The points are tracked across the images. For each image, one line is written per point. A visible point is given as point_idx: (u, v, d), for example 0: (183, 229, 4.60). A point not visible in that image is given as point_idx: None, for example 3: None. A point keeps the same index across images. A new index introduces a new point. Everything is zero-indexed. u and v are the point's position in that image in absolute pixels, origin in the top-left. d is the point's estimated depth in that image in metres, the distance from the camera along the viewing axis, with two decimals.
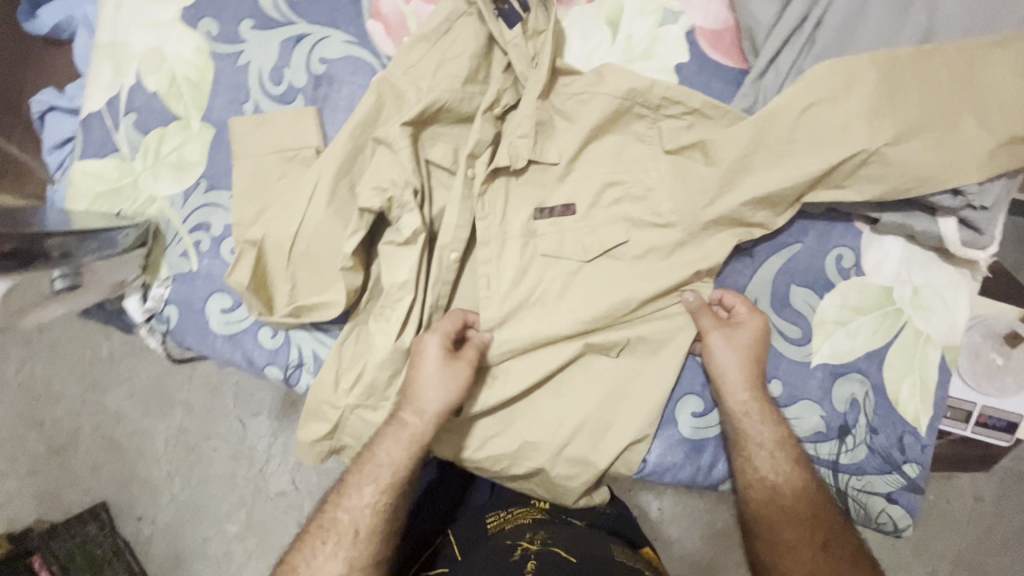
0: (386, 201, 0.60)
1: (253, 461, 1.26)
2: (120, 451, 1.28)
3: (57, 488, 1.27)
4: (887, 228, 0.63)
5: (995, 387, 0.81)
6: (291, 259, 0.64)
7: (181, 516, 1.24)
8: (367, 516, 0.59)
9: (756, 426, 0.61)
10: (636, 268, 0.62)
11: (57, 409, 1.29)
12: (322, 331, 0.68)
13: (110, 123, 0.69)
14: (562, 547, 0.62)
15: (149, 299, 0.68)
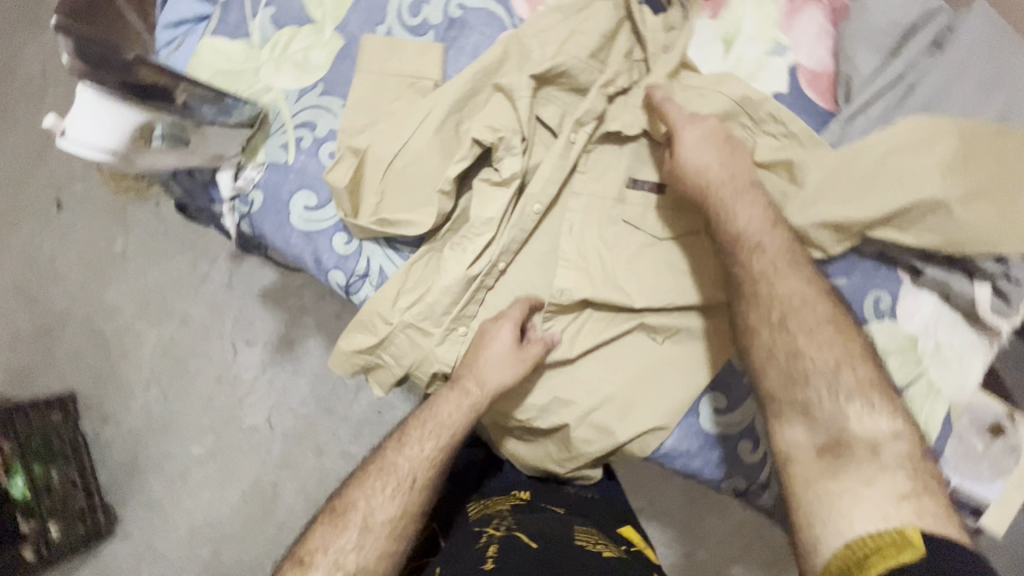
0: (496, 139, 0.65)
1: (235, 387, 1.52)
2: (107, 345, 1.56)
3: (33, 365, 1.56)
4: (929, 282, 0.69)
5: (971, 472, 0.72)
6: (386, 173, 0.68)
7: (151, 421, 1.52)
8: (421, 470, 0.66)
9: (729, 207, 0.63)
10: (700, 256, 0.69)
11: (102, 304, 1.59)
12: (393, 250, 0.72)
13: (249, 10, 0.74)
14: (523, 531, 0.62)
15: (240, 179, 0.72)
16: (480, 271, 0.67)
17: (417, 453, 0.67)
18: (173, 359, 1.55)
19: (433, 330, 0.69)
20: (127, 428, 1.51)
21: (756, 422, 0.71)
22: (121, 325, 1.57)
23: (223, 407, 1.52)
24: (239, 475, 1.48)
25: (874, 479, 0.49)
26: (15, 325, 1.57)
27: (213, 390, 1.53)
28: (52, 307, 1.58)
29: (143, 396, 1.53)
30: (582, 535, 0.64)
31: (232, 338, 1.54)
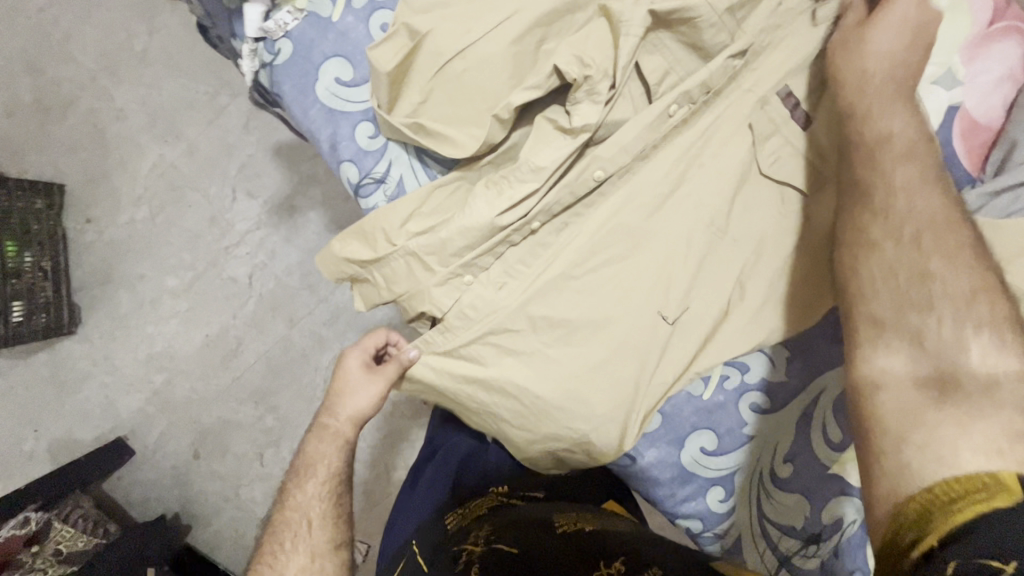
0: (581, 76, 0.53)
1: (225, 233, 1.46)
2: (106, 147, 1.47)
3: (27, 141, 1.47)
4: None
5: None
6: (439, 73, 0.56)
7: (133, 240, 1.46)
8: (319, 515, 0.66)
9: (894, 113, 0.52)
10: (770, 231, 0.61)
11: (109, 102, 1.47)
12: (421, 164, 0.62)
13: None
14: (504, 541, 0.59)
15: (271, 21, 0.59)
16: (509, 223, 0.57)
17: (315, 505, 0.67)
18: (169, 185, 1.47)
19: (437, 268, 0.61)
20: (107, 238, 1.46)
21: (737, 474, 0.65)
22: (124, 131, 1.47)
23: (208, 249, 1.46)
24: (207, 321, 1.44)
25: (970, 426, 0.40)
26: (14, 94, 1.47)
27: (202, 229, 1.46)
28: (56, 88, 1.47)
29: (131, 212, 1.46)
30: (565, 520, 0.62)
31: (234, 183, 1.46)
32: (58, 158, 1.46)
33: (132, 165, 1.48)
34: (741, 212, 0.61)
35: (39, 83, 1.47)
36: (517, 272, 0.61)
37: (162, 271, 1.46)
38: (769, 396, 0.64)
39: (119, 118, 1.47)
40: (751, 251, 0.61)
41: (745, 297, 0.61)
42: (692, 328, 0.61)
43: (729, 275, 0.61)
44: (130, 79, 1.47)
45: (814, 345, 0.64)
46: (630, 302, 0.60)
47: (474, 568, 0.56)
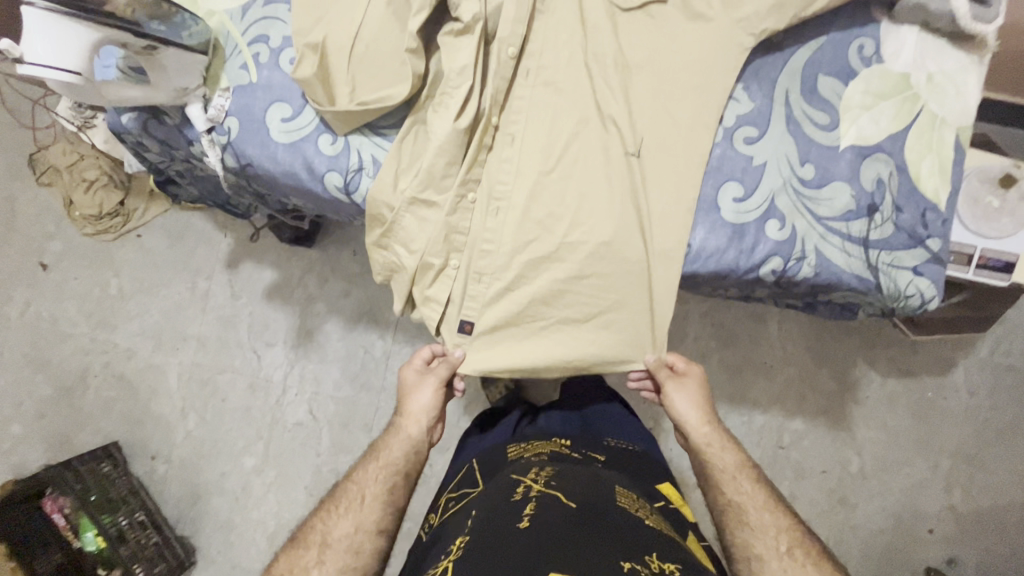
0: None
1: (269, 392, 1.53)
2: (134, 389, 1.56)
3: (69, 429, 1.56)
4: (905, 12, 0.69)
5: (998, 229, 1.02)
6: (352, 58, 0.68)
7: (199, 449, 1.52)
8: (373, 499, 0.73)
9: (717, 454, 0.77)
10: (659, 15, 0.70)
11: (114, 352, 1.58)
12: (380, 136, 0.71)
13: None
14: (565, 490, 0.73)
15: (211, 109, 0.70)
16: (467, 124, 0.66)
17: (371, 484, 0.74)
18: (201, 381, 1.55)
19: (441, 201, 0.69)
20: (177, 462, 1.52)
21: (776, 200, 0.71)
22: (140, 365, 1.57)
23: (263, 413, 1.53)
24: (299, 474, 1.50)
25: (766, 529, 0.68)
26: (37, 394, 1.57)
27: (249, 399, 1.54)
28: (68, 366, 1.58)
29: (183, 424, 1.53)
30: (625, 498, 0.74)
31: (252, 345, 1.55)
32: (100, 425, 1.55)
33: (162, 388, 1.56)
34: (642, 22, 0.70)
35: (53, 372, 1.58)
36: (504, 166, 0.70)
37: (236, 460, 1.52)
38: (754, 125, 0.71)
39: (131, 357, 1.58)
40: (662, 35, 0.69)
41: (694, 81, 0.69)
42: (670, 128, 0.69)
43: (670, 71, 0.69)
44: (116, 318, 1.59)
45: (757, 66, 0.71)
46: (605, 134, 0.69)
47: (532, 502, 0.71)
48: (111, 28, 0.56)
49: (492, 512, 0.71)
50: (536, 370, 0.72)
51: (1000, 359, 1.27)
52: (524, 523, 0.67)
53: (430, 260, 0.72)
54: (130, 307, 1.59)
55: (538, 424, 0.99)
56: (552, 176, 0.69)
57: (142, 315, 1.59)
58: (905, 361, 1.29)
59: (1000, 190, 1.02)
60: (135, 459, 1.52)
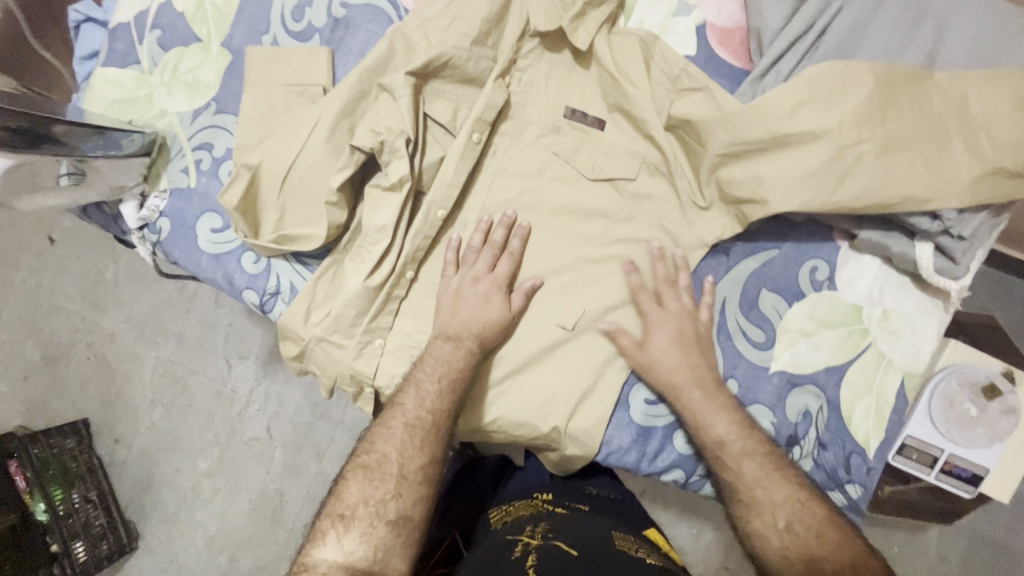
0: (378, 143, 0.62)
1: (234, 403, 1.30)
2: (111, 371, 1.32)
3: (45, 397, 1.32)
4: (866, 246, 0.63)
5: (967, 438, 0.79)
6: (282, 189, 0.66)
7: (157, 445, 1.30)
8: (431, 400, 0.59)
9: (699, 399, 0.61)
10: (605, 197, 0.66)
11: (55, 325, 1.34)
12: (301, 265, 0.70)
13: (135, 36, 0.71)
14: (563, 539, 0.58)
15: (145, 209, 0.71)
16: (377, 281, 0.64)
17: (434, 390, 0.60)
18: (174, 378, 1.32)
19: (347, 343, 0.67)
20: (117, 463, 1.30)
21: None
22: (120, 349, 1.33)
23: (224, 421, 1.29)
24: (245, 501, 1.26)
25: None
26: (22, 357, 1.32)
27: (212, 405, 1.30)
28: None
29: (149, 415, 1.30)
30: (621, 540, 0.60)
31: (226, 351, 1.31)
32: (69, 400, 1.32)
33: (137, 375, 1.33)
34: (588, 200, 0.66)
35: None
36: (420, 320, 0.68)
37: (193, 459, 1.30)
38: None
39: (91, 332, 1.33)
40: (603, 221, 0.66)
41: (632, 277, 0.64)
42: (597, 319, 0.65)
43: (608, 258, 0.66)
44: (96, 295, 1.34)
45: (696, 266, 0.67)
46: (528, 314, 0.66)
47: (536, 559, 0.54)
48: (33, 154, 0.58)
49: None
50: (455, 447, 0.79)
51: (1001, 564, 1.11)
52: None
53: (342, 388, 0.69)
54: (70, 281, 1.35)
55: (520, 477, 0.78)
56: None
57: (84, 298, 1.34)
58: (887, 539, 1.14)
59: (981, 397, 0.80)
60: (101, 441, 1.30)
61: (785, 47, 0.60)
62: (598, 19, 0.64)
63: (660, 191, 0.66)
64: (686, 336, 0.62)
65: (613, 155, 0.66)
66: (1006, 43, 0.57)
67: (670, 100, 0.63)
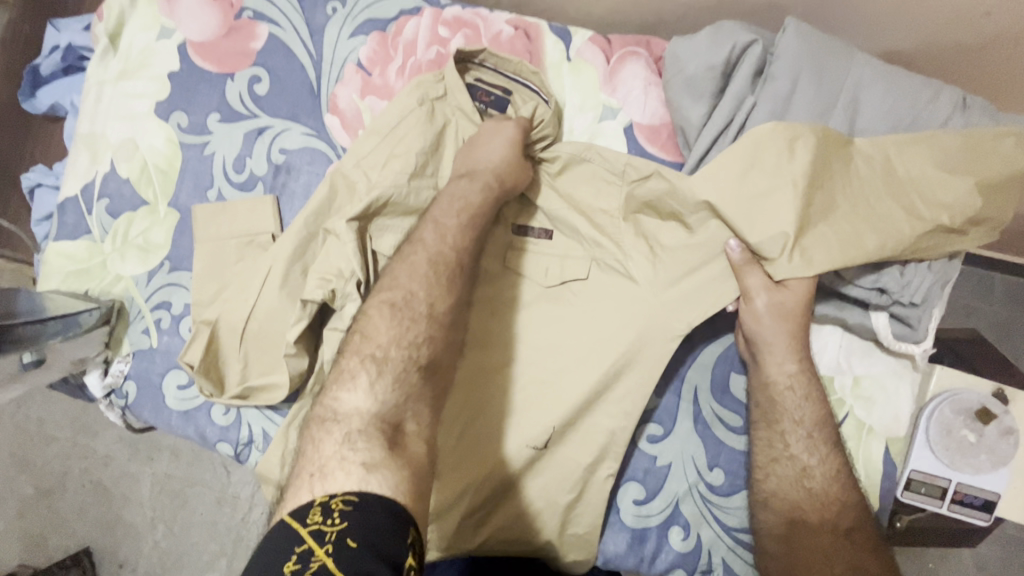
0: (329, 292, 0.61)
1: (238, 508, 1.26)
2: (107, 494, 1.28)
3: (44, 530, 1.28)
4: (823, 318, 0.64)
5: (972, 466, 0.66)
6: (243, 340, 0.65)
7: (164, 563, 1.26)
8: (454, 236, 0.60)
9: (795, 400, 0.60)
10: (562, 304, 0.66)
11: (47, 454, 1.32)
12: (271, 409, 0.70)
13: (84, 207, 0.73)
14: None
15: (109, 375, 0.71)
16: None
17: (455, 225, 0.61)
18: (172, 493, 1.28)
19: None
20: None
21: (680, 504, 0.65)
22: (114, 472, 1.30)
23: (229, 528, 1.25)
24: None
25: None
26: (17, 493, 1.29)
27: (215, 513, 1.26)
28: None
29: (150, 535, 1.26)
30: None
31: (222, 459, 1.27)
32: (68, 530, 1.28)
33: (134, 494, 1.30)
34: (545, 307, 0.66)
35: None
36: None
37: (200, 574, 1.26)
38: (660, 422, 0.66)
39: (83, 458, 1.31)
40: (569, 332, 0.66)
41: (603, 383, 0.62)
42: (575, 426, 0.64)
43: (579, 363, 0.63)
44: (84, 421, 1.32)
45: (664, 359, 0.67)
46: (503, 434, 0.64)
47: None
48: None
49: None
50: None
51: None
52: None
53: None
54: (58, 411, 1.33)
55: None
56: None
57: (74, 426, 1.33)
58: None
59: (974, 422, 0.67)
60: (106, 567, 1.26)
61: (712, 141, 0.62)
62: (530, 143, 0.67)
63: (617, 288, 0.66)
64: (799, 314, 0.60)
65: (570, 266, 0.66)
66: (916, 114, 0.59)
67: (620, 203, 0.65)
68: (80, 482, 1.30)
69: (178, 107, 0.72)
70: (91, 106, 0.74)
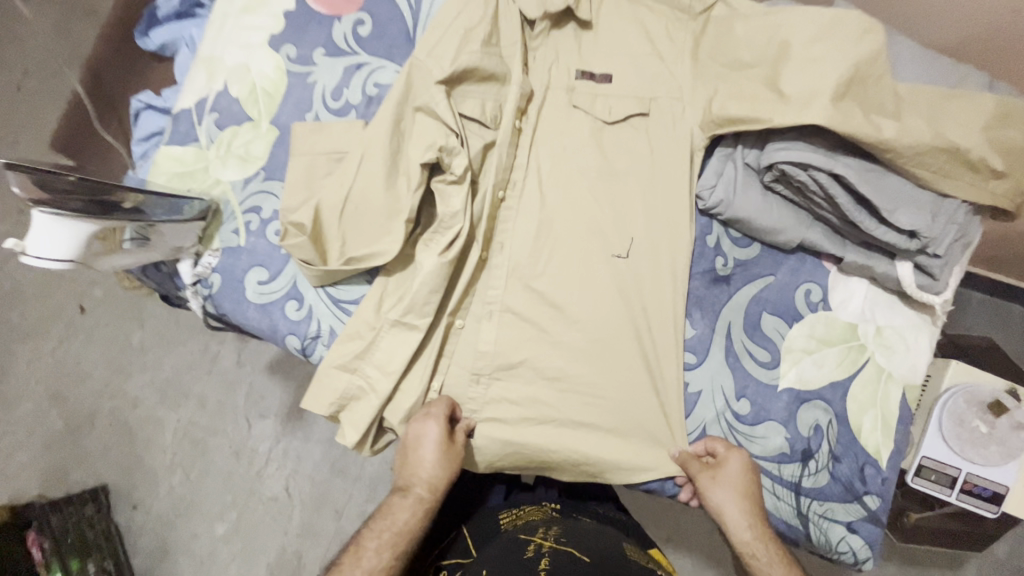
0: (436, 154, 0.71)
1: (253, 462, 1.32)
2: (132, 436, 1.35)
3: (65, 466, 1.34)
4: (851, 267, 0.70)
5: (980, 456, 0.84)
6: (342, 217, 0.74)
7: (176, 509, 1.31)
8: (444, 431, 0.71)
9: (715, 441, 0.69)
10: (618, 235, 0.74)
11: (81, 392, 1.37)
12: (339, 309, 0.77)
13: (195, 119, 0.82)
14: (577, 548, 0.67)
15: (199, 265, 0.79)
16: (426, 325, 0.72)
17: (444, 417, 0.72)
18: (194, 440, 1.34)
19: (383, 377, 0.72)
20: (137, 526, 1.31)
21: (708, 430, 0.71)
22: (144, 414, 1.36)
23: (243, 481, 1.31)
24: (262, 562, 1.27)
25: None
26: (46, 425, 1.35)
27: (232, 465, 1.33)
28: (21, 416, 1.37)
29: (167, 479, 1.32)
30: (635, 552, 0.69)
31: (245, 412, 1.34)
32: (90, 467, 1.34)
33: (158, 440, 1.35)
34: (598, 239, 0.74)
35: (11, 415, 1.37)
36: (455, 356, 0.75)
37: (210, 522, 1.31)
38: (694, 351, 0.72)
39: (114, 398, 1.36)
40: (622, 264, 0.73)
41: (643, 298, 0.73)
42: (619, 338, 0.72)
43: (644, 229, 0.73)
44: (120, 362, 1.38)
45: (701, 295, 0.74)
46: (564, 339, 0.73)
47: (546, 558, 0.65)
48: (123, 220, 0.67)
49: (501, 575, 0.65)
50: (536, 357, 0.73)
51: None
52: None
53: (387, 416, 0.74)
54: (95, 349, 1.39)
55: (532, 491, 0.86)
56: (511, 362, 0.74)
57: (112, 363, 1.38)
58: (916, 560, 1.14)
59: (988, 414, 0.85)
60: (119, 506, 1.32)
61: (761, 85, 0.68)
62: (600, 93, 0.76)
63: (663, 227, 0.73)
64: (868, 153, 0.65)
65: (624, 209, 0.74)
66: (957, 84, 0.66)
67: (675, 151, 0.74)
68: (107, 424, 1.36)
69: (289, 41, 0.82)
70: (213, 35, 0.85)
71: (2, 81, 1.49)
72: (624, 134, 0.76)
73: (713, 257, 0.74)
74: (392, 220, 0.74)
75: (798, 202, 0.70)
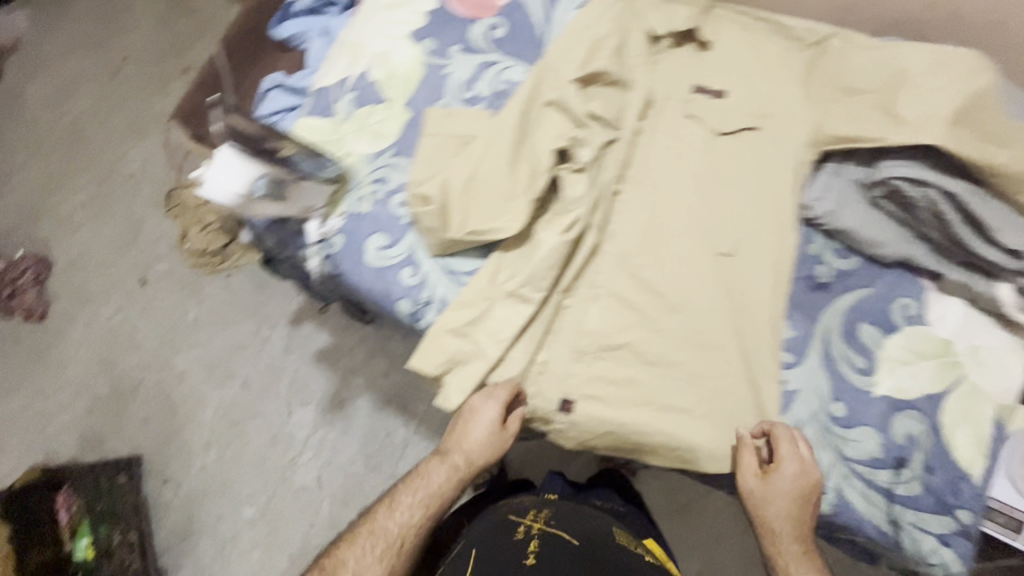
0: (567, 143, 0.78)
1: (289, 449, 1.31)
2: (172, 411, 1.35)
3: (103, 433, 1.36)
4: (951, 285, 0.74)
5: None
6: (468, 193, 0.79)
7: (206, 488, 1.30)
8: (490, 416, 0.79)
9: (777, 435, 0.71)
10: (725, 235, 0.78)
11: (130, 359, 1.40)
12: (453, 278, 0.82)
13: (334, 96, 0.90)
14: (564, 530, 0.76)
15: (325, 226, 0.85)
16: (540, 299, 0.76)
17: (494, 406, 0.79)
18: (232, 422, 1.34)
19: (493, 344, 0.76)
20: (164, 502, 1.30)
21: (802, 429, 0.74)
22: (186, 389, 1.37)
23: (274, 467, 1.30)
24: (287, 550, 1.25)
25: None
26: (93, 390, 1.38)
27: (266, 450, 1.31)
28: (70, 376, 1.40)
29: (201, 458, 1.32)
30: (621, 536, 0.77)
31: (286, 398, 1.33)
32: (126, 437, 1.35)
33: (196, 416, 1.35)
34: (706, 236, 0.78)
35: (58, 376, 1.40)
36: (557, 336, 0.79)
37: (237, 507, 1.29)
38: (792, 351, 0.76)
39: (160, 370, 1.38)
40: (727, 262, 0.78)
41: (746, 295, 0.76)
42: (721, 331, 0.75)
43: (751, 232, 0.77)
44: (170, 336, 1.40)
45: (801, 300, 0.78)
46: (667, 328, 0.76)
47: (535, 540, 0.74)
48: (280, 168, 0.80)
49: (495, 546, 0.75)
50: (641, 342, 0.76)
51: None
52: (530, 561, 0.70)
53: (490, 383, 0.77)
54: (150, 321, 1.42)
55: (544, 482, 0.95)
56: (616, 345, 0.77)
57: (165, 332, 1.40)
58: None
59: None
60: (151, 479, 1.32)
61: (875, 110, 0.74)
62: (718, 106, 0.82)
63: (768, 232, 0.78)
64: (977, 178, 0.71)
65: (733, 211, 0.79)
66: None
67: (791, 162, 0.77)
68: (149, 395, 1.37)
69: (428, 36, 0.91)
70: (359, 26, 0.94)
71: (103, 65, 1.62)
72: (736, 143, 0.81)
73: (815, 265, 0.78)
74: (512, 201, 0.79)
75: (904, 219, 0.75)
